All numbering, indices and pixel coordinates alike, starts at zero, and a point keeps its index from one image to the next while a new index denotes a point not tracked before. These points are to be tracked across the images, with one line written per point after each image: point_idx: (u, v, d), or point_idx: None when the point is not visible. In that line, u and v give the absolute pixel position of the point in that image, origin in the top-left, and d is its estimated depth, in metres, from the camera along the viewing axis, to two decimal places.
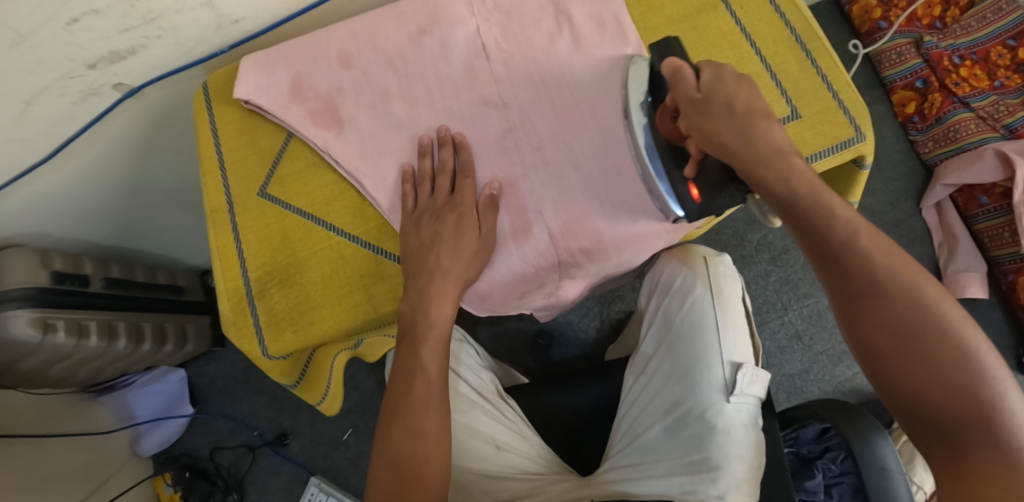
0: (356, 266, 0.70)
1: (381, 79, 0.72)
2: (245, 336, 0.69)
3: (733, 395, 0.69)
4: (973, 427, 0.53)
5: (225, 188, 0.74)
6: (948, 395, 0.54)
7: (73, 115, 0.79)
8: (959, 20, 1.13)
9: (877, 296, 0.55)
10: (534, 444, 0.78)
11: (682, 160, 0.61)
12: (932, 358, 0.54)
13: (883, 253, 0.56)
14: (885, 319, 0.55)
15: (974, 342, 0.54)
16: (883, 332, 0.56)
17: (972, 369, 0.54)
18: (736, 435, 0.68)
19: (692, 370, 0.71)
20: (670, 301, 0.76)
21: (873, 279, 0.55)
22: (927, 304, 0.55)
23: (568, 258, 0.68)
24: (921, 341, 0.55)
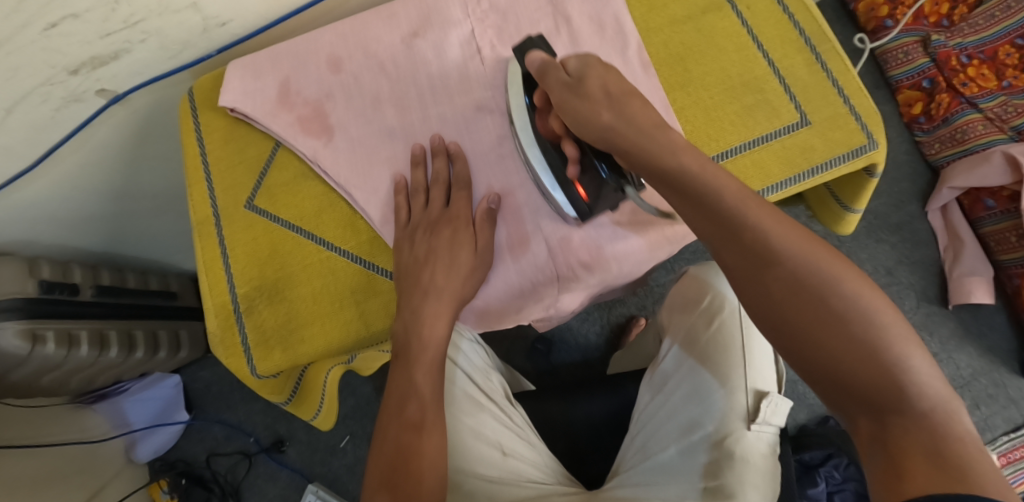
0: (347, 281, 0.67)
1: (373, 85, 0.70)
2: (234, 355, 0.67)
3: (754, 424, 0.68)
4: (891, 392, 0.43)
5: (210, 199, 0.71)
6: (860, 357, 0.44)
7: (56, 122, 0.77)
8: (967, 18, 1.11)
9: (770, 260, 0.48)
10: (541, 451, 0.76)
11: (563, 158, 0.62)
12: (836, 320, 0.45)
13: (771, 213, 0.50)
14: (780, 284, 0.47)
15: (877, 304, 0.45)
16: (789, 298, 0.47)
17: (878, 329, 0.44)
18: (755, 463, 0.67)
19: (714, 394, 0.70)
20: (696, 320, 0.76)
21: (758, 238, 0.48)
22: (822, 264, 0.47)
23: (568, 273, 0.65)
24: (822, 302, 0.46)
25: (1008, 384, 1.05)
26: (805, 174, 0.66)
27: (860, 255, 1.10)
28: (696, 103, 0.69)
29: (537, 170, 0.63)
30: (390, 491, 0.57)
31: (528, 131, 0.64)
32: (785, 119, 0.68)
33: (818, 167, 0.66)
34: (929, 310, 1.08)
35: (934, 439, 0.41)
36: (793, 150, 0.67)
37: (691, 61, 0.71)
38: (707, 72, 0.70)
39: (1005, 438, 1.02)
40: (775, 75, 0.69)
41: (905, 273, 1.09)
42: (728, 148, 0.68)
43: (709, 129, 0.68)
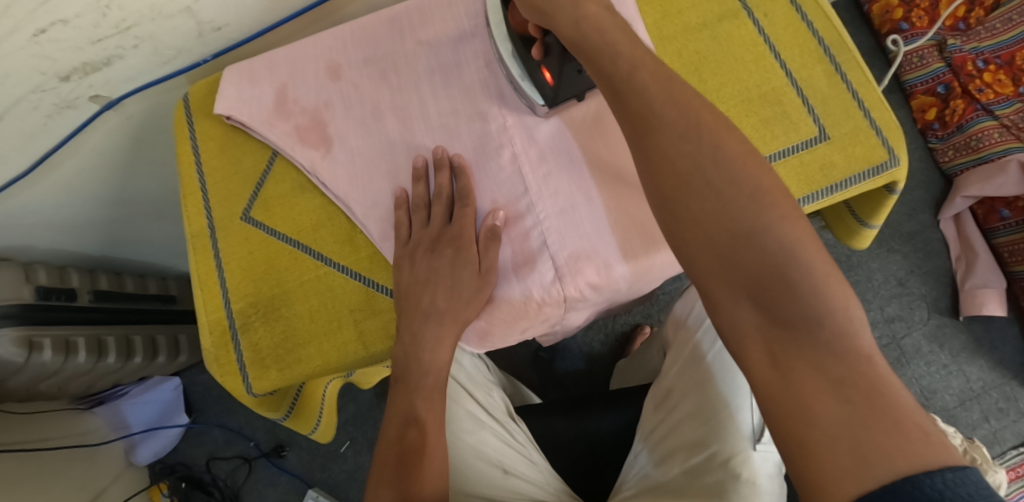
0: (346, 299, 0.63)
1: (374, 94, 0.67)
2: (228, 373, 0.63)
3: (760, 444, 0.65)
4: (790, 301, 0.40)
5: (206, 210, 0.67)
6: (761, 263, 0.41)
7: (49, 128, 0.75)
8: (984, 21, 1.07)
9: (693, 181, 0.45)
10: (542, 470, 0.75)
11: (530, 43, 0.60)
12: (752, 244, 0.42)
13: (708, 127, 0.46)
14: (702, 208, 0.44)
15: (793, 220, 0.42)
16: (698, 203, 0.44)
17: (784, 237, 0.42)
18: (762, 485, 0.63)
19: (720, 413, 0.67)
20: (700, 337, 0.74)
21: (679, 156, 0.46)
22: (747, 180, 0.44)
23: (575, 293, 0.60)
24: (739, 224, 0.43)
25: (1019, 397, 1.03)
26: (826, 190, 0.64)
27: (871, 264, 1.07)
28: None
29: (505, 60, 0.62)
30: None
31: (503, 27, 0.63)
32: (803, 133, 0.65)
33: (838, 184, 0.64)
34: (940, 322, 1.06)
35: (840, 363, 0.38)
36: (813, 167, 0.64)
37: (706, 71, 0.68)
38: (722, 83, 0.68)
39: (1013, 453, 1.01)
40: (794, 87, 0.67)
41: (916, 284, 1.07)
42: None
43: None
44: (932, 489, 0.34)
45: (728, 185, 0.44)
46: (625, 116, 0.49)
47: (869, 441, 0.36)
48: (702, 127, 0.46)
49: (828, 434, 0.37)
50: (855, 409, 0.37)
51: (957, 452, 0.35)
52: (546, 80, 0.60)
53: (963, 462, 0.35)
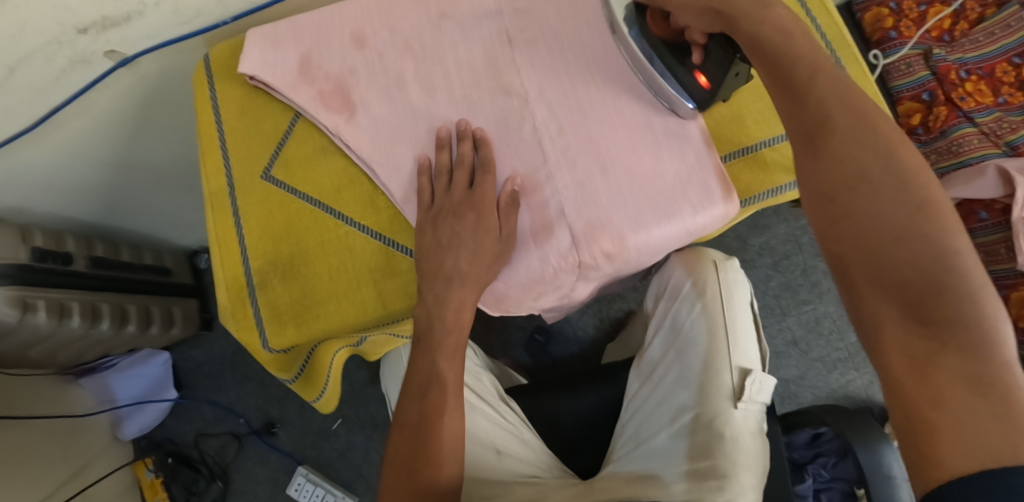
0: (366, 259, 0.64)
1: (397, 62, 0.67)
2: (245, 328, 0.65)
3: (741, 402, 0.69)
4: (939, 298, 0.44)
5: (225, 169, 0.68)
6: (914, 262, 0.46)
7: (61, 83, 0.75)
8: (968, 34, 1.14)
9: (857, 182, 0.49)
10: (534, 448, 0.76)
11: (682, 51, 0.60)
12: (902, 243, 0.47)
13: (874, 133, 0.50)
14: (860, 203, 0.49)
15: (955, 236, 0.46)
16: (860, 198, 0.49)
17: (942, 247, 0.46)
18: (745, 443, 0.67)
19: (701, 377, 0.71)
20: (680, 305, 0.76)
21: (845, 156, 0.50)
22: (914, 187, 0.48)
23: (589, 261, 0.61)
24: (899, 226, 0.47)
25: None
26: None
27: None
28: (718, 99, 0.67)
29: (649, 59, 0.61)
30: (409, 477, 0.59)
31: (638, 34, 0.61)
32: None
33: None
34: None
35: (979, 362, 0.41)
36: None
37: None
38: None
39: None
40: None
41: None
42: (748, 145, 0.66)
43: (727, 128, 0.67)
44: None
45: (890, 188, 0.48)
46: (793, 117, 0.53)
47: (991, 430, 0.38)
48: (870, 134, 0.50)
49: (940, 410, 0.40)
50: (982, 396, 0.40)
51: None
52: (698, 83, 0.60)
53: None
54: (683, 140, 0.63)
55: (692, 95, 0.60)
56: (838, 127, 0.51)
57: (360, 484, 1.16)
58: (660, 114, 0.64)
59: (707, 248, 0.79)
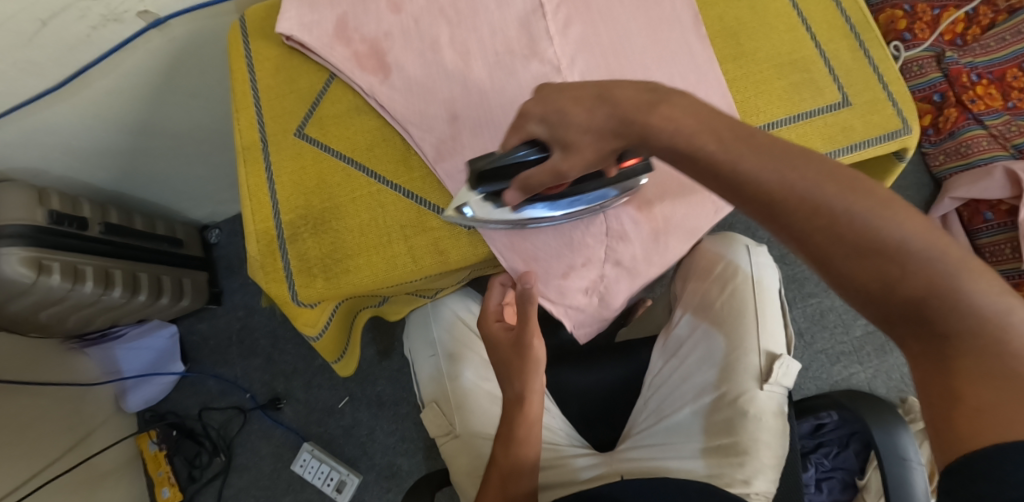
0: (397, 216, 0.64)
1: (432, 27, 0.66)
2: (274, 280, 0.64)
3: (766, 384, 0.70)
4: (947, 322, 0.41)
5: (259, 125, 0.68)
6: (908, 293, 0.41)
7: (91, 41, 0.75)
8: (980, 39, 1.16)
9: (818, 220, 0.42)
10: (555, 416, 0.78)
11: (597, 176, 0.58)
12: (905, 278, 0.41)
13: (828, 183, 0.42)
14: (835, 247, 0.42)
15: (943, 247, 0.41)
16: (832, 242, 0.42)
17: (931, 272, 0.41)
18: (767, 422, 0.68)
19: (728, 357, 0.73)
20: (710, 286, 0.78)
21: (815, 218, 0.42)
22: (870, 216, 0.41)
23: (618, 228, 0.62)
24: (886, 263, 0.41)
25: None
26: (842, 150, 0.63)
27: None
28: (747, 75, 0.66)
29: (570, 199, 0.60)
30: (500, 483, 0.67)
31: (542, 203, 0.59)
32: (825, 99, 0.64)
33: (854, 146, 0.63)
34: None
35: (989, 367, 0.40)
36: (834, 129, 0.63)
37: (744, 36, 0.67)
38: (759, 48, 0.67)
39: None
40: (821, 57, 0.66)
41: None
42: (769, 121, 0.64)
43: (756, 102, 0.65)
44: None
45: (871, 237, 0.41)
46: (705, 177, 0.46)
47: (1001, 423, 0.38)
48: (816, 183, 0.42)
49: (998, 431, 0.38)
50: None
51: None
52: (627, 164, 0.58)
53: None
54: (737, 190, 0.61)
55: (639, 173, 0.59)
56: (784, 201, 0.43)
57: (364, 462, 1.16)
58: (693, 86, 0.64)
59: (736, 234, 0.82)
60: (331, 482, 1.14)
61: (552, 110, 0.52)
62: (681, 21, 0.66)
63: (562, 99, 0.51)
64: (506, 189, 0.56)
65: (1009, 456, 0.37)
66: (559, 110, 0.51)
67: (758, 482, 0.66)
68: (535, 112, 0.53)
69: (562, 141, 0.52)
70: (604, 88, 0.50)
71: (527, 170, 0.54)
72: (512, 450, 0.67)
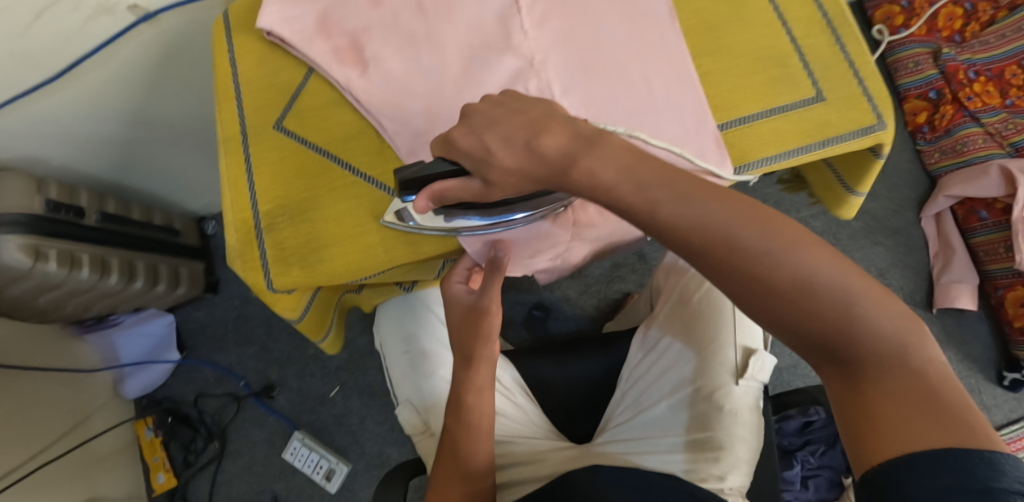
0: (371, 207, 0.65)
1: (410, 21, 0.67)
2: (251, 268, 0.65)
3: (742, 379, 0.69)
4: (857, 347, 0.44)
5: (240, 118, 0.69)
6: (820, 322, 0.44)
7: (84, 34, 0.77)
8: (978, 35, 1.16)
9: (732, 255, 0.45)
10: (527, 411, 0.80)
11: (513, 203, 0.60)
12: (816, 310, 0.44)
13: (740, 222, 0.45)
14: (748, 282, 0.45)
15: (849, 278, 0.44)
16: (745, 281, 0.45)
17: (837, 300, 0.44)
18: (743, 417, 0.68)
19: (705, 352, 0.73)
20: (688, 281, 0.79)
21: (733, 254, 0.45)
22: (774, 252, 0.45)
23: (584, 217, 0.64)
24: (796, 295, 0.44)
25: (984, 390, 1.09)
26: (815, 145, 0.63)
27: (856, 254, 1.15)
28: (721, 69, 0.66)
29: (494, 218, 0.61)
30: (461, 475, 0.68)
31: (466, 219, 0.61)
32: (799, 94, 0.64)
33: (828, 142, 0.63)
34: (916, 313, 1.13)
35: (903, 384, 0.42)
36: (809, 123, 0.63)
37: (718, 30, 0.67)
38: (733, 43, 0.67)
39: None
40: (796, 53, 0.66)
41: (896, 275, 1.14)
42: (743, 115, 0.64)
43: (729, 96, 0.65)
44: (969, 461, 0.38)
45: (781, 271, 0.44)
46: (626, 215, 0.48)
47: (920, 432, 0.40)
48: (725, 221, 0.45)
49: (901, 445, 0.40)
50: (950, 429, 0.39)
51: (977, 440, 0.39)
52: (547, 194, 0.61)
53: (976, 448, 0.38)
54: None
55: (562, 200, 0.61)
56: (699, 239, 0.46)
57: (354, 450, 1.18)
58: (666, 81, 0.64)
59: None
60: (321, 470, 1.16)
61: (478, 146, 0.51)
62: (655, 16, 0.66)
63: (488, 136, 0.51)
64: (415, 200, 0.55)
65: (915, 465, 0.39)
66: (483, 147, 0.51)
67: (732, 478, 0.65)
68: (460, 146, 0.52)
69: (484, 176, 0.52)
70: (531, 134, 0.49)
71: (440, 184, 0.54)
72: (464, 450, 0.68)
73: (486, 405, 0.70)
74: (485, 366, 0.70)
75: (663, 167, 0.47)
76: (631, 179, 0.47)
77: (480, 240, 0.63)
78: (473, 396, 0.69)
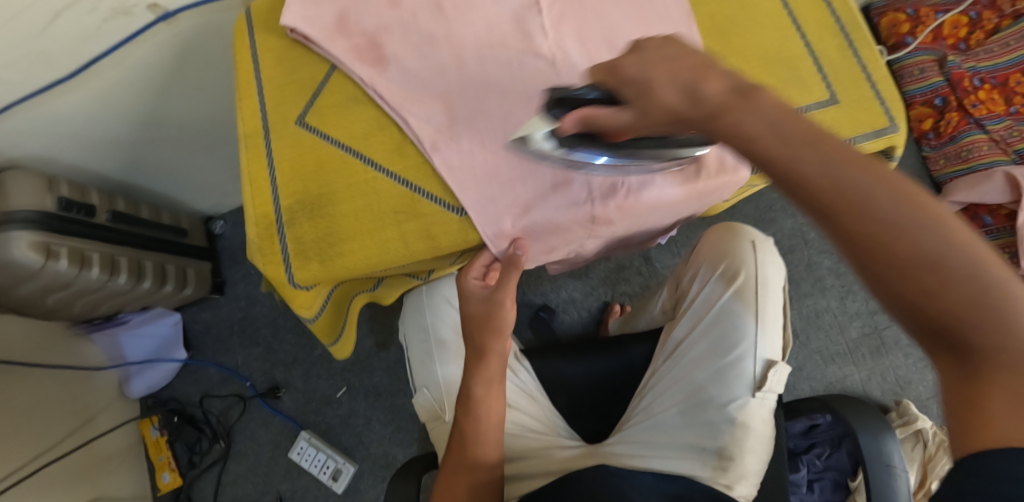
0: (391, 203, 0.65)
1: (429, 21, 0.68)
2: (271, 263, 0.65)
3: (760, 391, 0.71)
4: (985, 340, 0.40)
5: (261, 113, 0.70)
6: (949, 303, 0.41)
7: (101, 33, 0.78)
8: (983, 44, 1.17)
9: (862, 216, 0.43)
10: (543, 406, 0.80)
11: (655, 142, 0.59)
12: (948, 292, 0.41)
13: (879, 189, 0.43)
14: (875, 247, 0.42)
15: (989, 266, 0.41)
16: (870, 243, 0.43)
17: (973, 287, 0.40)
18: (754, 429, 0.70)
19: (725, 362, 0.72)
20: (713, 286, 0.77)
21: (864, 215, 0.43)
22: (910, 222, 0.42)
23: (603, 214, 0.63)
24: (925, 270, 0.41)
25: None
26: None
27: None
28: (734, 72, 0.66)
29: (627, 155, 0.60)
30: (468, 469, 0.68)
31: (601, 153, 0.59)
32: (813, 97, 0.65)
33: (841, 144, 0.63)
34: None
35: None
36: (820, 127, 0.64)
37: (733, 34, 0.68)
38: (749, 46, 0.67)
39: None
40: (810, 56, 0.67)
41: None
42: None
43: None
44: None
45: (914, 243, 0.42)
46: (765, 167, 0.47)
47: None
48: (862, 187, 0.43)
49: (1013, 435, 0.38)
50: None
51: None
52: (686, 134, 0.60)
53: None
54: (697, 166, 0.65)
55: (696, 145, 0.61)
56: (830, 198, 0.44)
57: (359, 451, 1.18)
58: None
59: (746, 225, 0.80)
60: (327, 471, 1.16)
61: (642, 80, 0.51)
62: (674, 18, 0.67)
63: (656, 70, 0.50)
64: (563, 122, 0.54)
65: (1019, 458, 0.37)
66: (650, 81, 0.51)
67: (740, 487, 0.68)
68: (627, 74, 0.52)
69: (643, 108, 0.51)
70: (695, 78, 0.49)
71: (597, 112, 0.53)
72: (468, 445, 0.69)
73: (495, 402, 0.70)
74: (496, 360, 0.70)
75: (811, 126, 0.46)
76: (777, 133, 0.46)
77: (503, 238, 0.63)
78: (482, 388, 0.69)
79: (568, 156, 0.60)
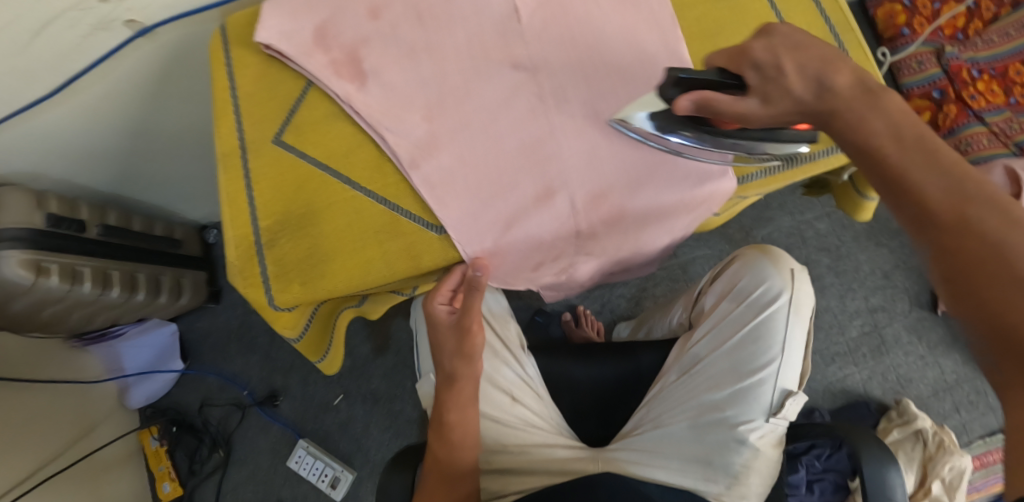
0: (371, 223, 0.64)
1: (410, 32, 0.66)
2: (251, 285, 0.65)
3: (773, 418, 0.71)
4: None
5: (238, 133, 0.68)
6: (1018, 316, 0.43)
7: (82, 49, 0.77)
8: (982, 33, 1.15)
9: (957, 217, 0.46)
10: (547, 404, 0.78)
11: (764, 133, 0.59)
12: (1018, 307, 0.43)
13: (981, 201, 0.46)
14: (958, 249, 0.46)
15: None
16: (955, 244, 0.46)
17: None
18: (764, 453, 0.70)
19: (746, 385, 0.71)
20: (744, 309, 0.75)
21: (960, 215, 0.46)
22: (999, 235, 0.45)
23: (587, 229, 0.64)
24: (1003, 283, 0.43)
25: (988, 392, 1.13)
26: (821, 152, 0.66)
27: (858, 256, 1.18)
28: None
29: (731, 142, 0.61)
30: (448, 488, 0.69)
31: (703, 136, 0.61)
32: None
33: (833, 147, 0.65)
34: (919, 314, 1.16)
35: None
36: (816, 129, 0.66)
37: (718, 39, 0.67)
38: None
39: (980, 442, 1.10)
40: None
41: (900, 277, 1.17)
42: None
43: None
44: None
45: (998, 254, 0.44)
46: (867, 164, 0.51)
47: None
48: (965, 197, 0.47)
49: None
50: None
51: None
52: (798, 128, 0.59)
53: None
54: (687, 175, 0.63)
55: (802, 142, 0.60)
56: (927, 196, 0.47)
57: (359, 457, 1.18)
58: None
59: (781, 249, 0.78)
60: (325, 479, 1.17)
61: (772, 63, 0.54)
62: (659, 24, 0.66)
63: (785, 58, 0.54)
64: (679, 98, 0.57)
65: None
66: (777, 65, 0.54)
67: None
68: (756, 58, 0.55)
69: (765, 92, 0.54)
70: (823, 69, 0.53)
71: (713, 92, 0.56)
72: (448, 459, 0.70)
73: (468, 422, 0.71)
74: (469, 383, 0.70)
75: (923, 132, 0.50)
76: (894, 132, 0.50)
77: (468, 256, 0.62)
78: (455, 414, 0.70)
79: (666, 142, 0.62)
